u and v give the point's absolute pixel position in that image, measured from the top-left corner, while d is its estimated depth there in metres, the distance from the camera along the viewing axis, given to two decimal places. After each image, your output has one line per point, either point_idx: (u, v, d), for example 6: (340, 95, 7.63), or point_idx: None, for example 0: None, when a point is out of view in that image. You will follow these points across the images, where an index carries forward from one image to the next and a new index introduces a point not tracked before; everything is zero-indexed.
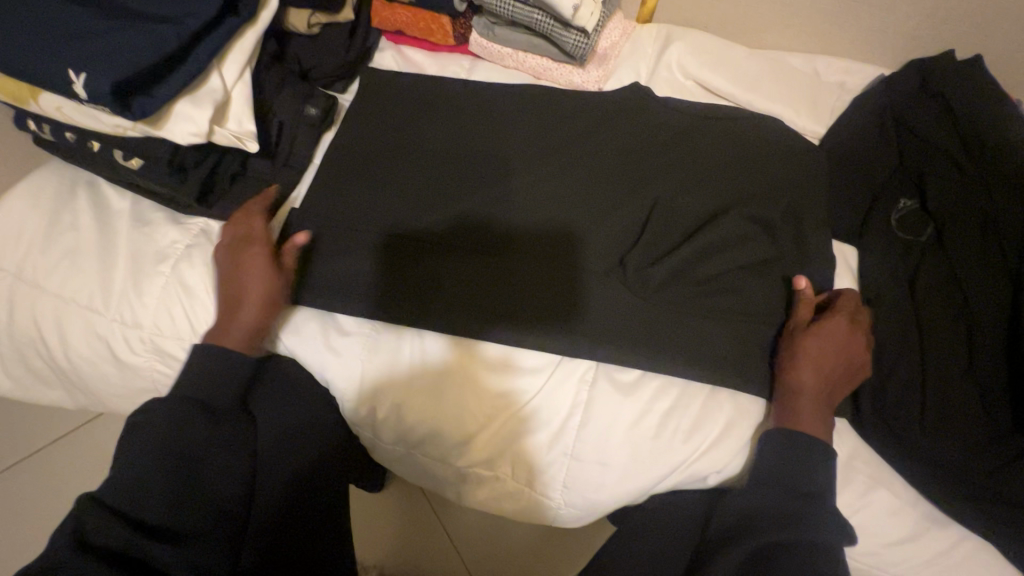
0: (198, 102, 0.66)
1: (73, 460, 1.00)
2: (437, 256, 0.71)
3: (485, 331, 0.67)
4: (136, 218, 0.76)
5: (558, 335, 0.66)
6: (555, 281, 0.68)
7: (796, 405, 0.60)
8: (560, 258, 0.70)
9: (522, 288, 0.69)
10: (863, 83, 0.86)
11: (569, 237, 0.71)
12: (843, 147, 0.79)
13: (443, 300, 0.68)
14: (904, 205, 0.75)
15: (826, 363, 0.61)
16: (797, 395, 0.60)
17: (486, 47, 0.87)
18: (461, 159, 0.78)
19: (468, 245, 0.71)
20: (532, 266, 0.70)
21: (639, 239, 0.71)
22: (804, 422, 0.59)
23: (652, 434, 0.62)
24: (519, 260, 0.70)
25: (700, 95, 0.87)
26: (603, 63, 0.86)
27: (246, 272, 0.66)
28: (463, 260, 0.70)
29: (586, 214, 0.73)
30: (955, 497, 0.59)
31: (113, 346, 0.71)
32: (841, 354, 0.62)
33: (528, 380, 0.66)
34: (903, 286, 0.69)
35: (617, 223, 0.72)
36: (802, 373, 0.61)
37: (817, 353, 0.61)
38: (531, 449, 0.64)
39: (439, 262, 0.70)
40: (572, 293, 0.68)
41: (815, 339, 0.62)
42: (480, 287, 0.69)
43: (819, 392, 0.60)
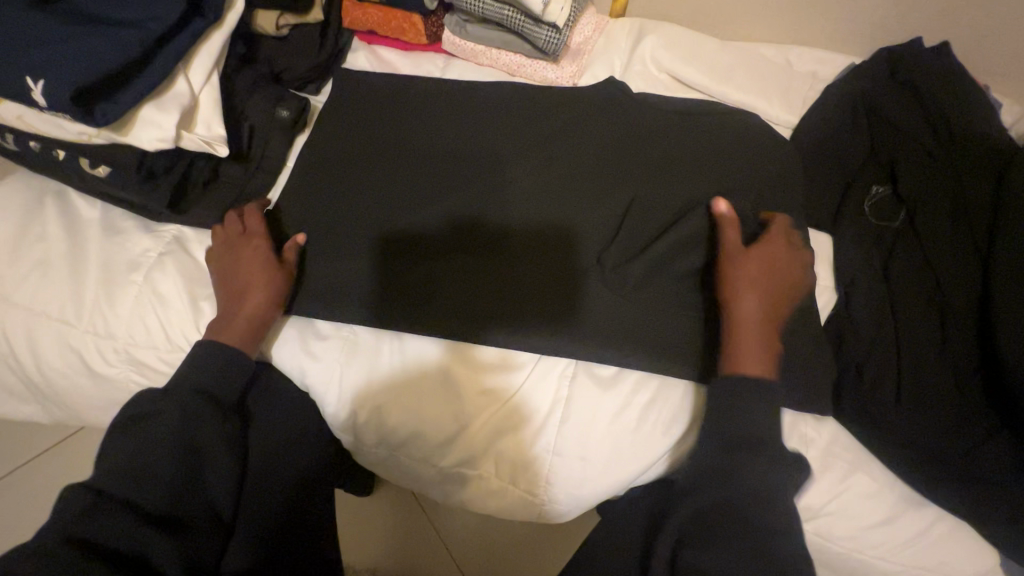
0: (164, 106, 0.65)
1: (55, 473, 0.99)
2: (420, 257, 0.71)
3: (466, 331, 0.66)
4: (107, 228, 0.74)
5: (552, 339, 0.65)
6: (540, 275, 0.69)
7: (741, 338, 0.60)
8: (538, 254, 0.70)
9: (501, 287, 0.68)
10: (834, 73, 0.87)
11: (555, 235, 0.71)
12: (815, 136, 0.80)
13: (430, 301, 0.68)
14: (878, 192, 0.75)
15: (767, 294, 0.62)
16: (742, 325, 0.61)
17: (460, 45, 0.86)
18: (438, 158, 0.78)
19: (446, 246, 0.71)
20: (512, 264, 0.70)
21: (615, 234, 0.71)
22: (751, 356, 0.59)
23: (633, 426, 0.63)
24: (501, 257, 0.70)
25: (674, 88, 0.87)
26: (577, 59, 0.86)
27: (245, 266, 0.66)
28: (447, 258, 0.70)
29: (563, 209, 0.73)
30: (933, 478, 0.60)
31: (86, 358, 0.70)
32: (778, 283, 0.63)
33: (512, 378, 0.65)
34: (877, 271, 0.70)
35: (598, 217, 0.73)
36: (747, 305, 0.61)
37: (757, 283, 0.62)
38: (514, 447, 0.64)
39: (424, 262, 0.70)
40: (558, 290, 0.68)
41: (753, 270, 0.63)
42: (460, 286, 0.69)
43: (764, 324, 0.61)
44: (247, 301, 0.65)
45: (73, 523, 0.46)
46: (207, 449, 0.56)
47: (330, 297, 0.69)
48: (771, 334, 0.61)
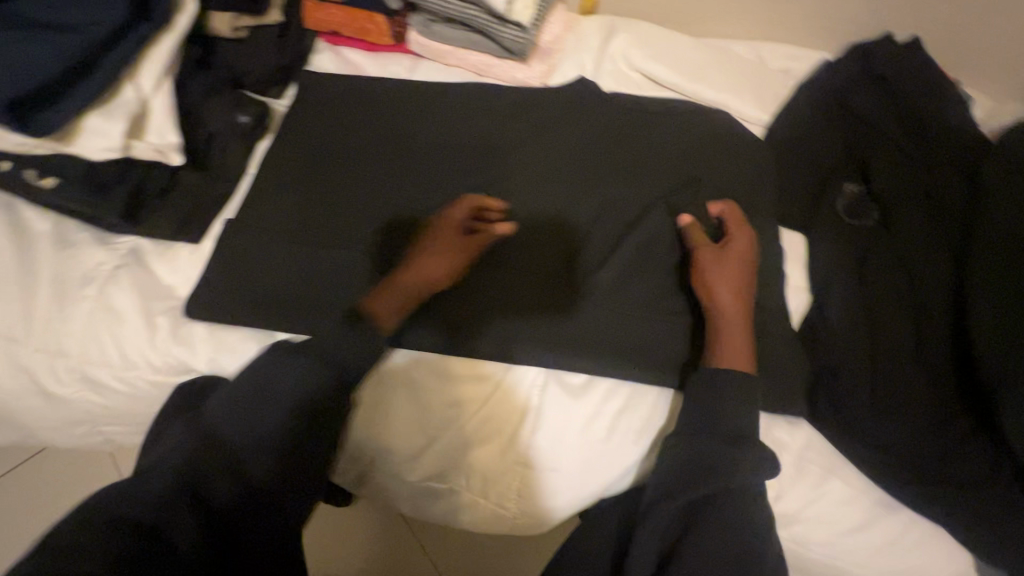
0: (110, 114, 0.63)
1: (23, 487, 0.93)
2: (403, 255, 0.69)
3: (455, 336, 0.64)
4: (58, 240, 0.71)
5: (537, 344, 0.64)
6: (526, 275, 0.67)
7: (722, 340, 0.60)
8: (518, 258, 0.68)
9: (470, 294, 0.66)
10: (807, 69, 0.86)
11: (540, 235, 0.70)
12: (788, 133, 0.79)
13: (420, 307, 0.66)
14: (852, 189, 0.74)
15: (729, 282, 0.62)
16: (721, 325, 0.61)
17: (426, 45, 0.84)
18: (405, 162, 0.76)
19: (428, 248, 0.69)
20: (482, 270, 0.68)
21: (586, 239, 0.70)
22: (731, 350, 0.60)
23: (604, 436, 0.61)
24: (469, 263, 0.68)
25: (647, 87, 0.85)
26: (546, 58, 0.84)
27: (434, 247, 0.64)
28: None
29: (533, 213, 0.71)
30: (910, 483, 0.59)
31: (37, 377, 0.67)
32: (743, 272, 0.64)
33: (481, 389, 0.63)
34: (853, 269, 0.69)
35: (585, 217, 0.71)
36: (719, 297, 0.62)
37: (727, 279, 0.63)
38: (484, 460, 0.62)
39: (408, 263, 0.68)
40: (545, 293, 0.66)
41: (722, 268, 0.63)
42: (429, 295, 0.67)
43: (737, 313, 0.61)
44: (434, 272, 0.62)
45: (113, 511, 0.45)
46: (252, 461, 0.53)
47: (293, 309, 0.67)
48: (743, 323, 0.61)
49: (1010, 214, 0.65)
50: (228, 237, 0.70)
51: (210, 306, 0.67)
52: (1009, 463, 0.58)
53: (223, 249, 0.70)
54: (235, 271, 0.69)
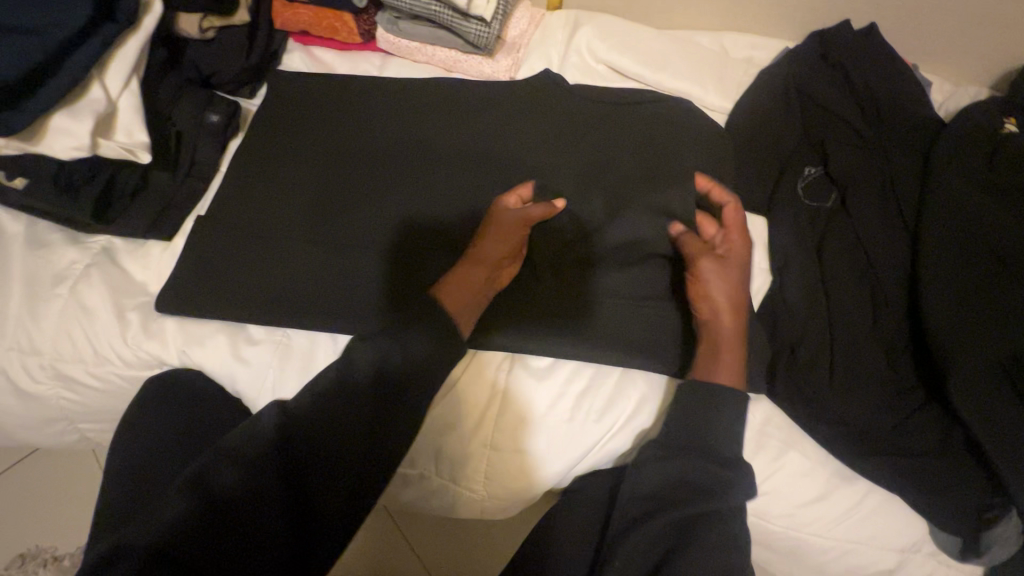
0: (77, 114, 0.64)
1: (44, 482, 0.94)
2: (428, 254, 0.70)
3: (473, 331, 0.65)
4: (31, 241, 0.72)
5: (526, 332, 0.65)
6: (547, 270, 0.69)
7: (715, 356, 0.60)
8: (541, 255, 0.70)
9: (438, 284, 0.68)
10: (769, 57, 0.88)
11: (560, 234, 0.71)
12: (751, 120, 0.80)
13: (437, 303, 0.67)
14: (808, 173, 0.76)
15: (730, 294, 0.62)
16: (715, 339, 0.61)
17: (394, 42, 0.85)
18: (376, 156, 0.77)
19: (450, 247, 0.71)
20: (450, 261, 0.70)
21: (549, 228, 0.71)
22: (722, 365, 0.60)
23: (568, 416, 0.62)
24: (446, 262, 0.70)
25: (612, 79, 0.87)
26: (512, 52, 0.85)
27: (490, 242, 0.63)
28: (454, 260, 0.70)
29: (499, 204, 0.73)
30: (864, 454, 0.60)
31: (12, 375, 0.68)
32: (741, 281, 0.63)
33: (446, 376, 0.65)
34: (810, 251, 0.71)
35: (606, 213, 0.72)
36: (718, 313, 0.62)
37: (724, 289, 0.62)
38: (451, 444, 0.63)
39: (430, 263, 0.69)
40: (566, 287, 0.67)
41: (721, 275, 0.63)
42: (397, 286, 0.68)
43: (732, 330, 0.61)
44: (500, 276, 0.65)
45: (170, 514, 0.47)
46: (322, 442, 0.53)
47: (261, 302, 0.68)
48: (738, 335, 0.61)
49: (954, 193, 0.68)
50: (199, 234, 0.72)
51: (176, 300, 0.68)
52: (959, 430, 0.59)
53: (193, 244, 0.71)
54: (205, 265, 0.70)
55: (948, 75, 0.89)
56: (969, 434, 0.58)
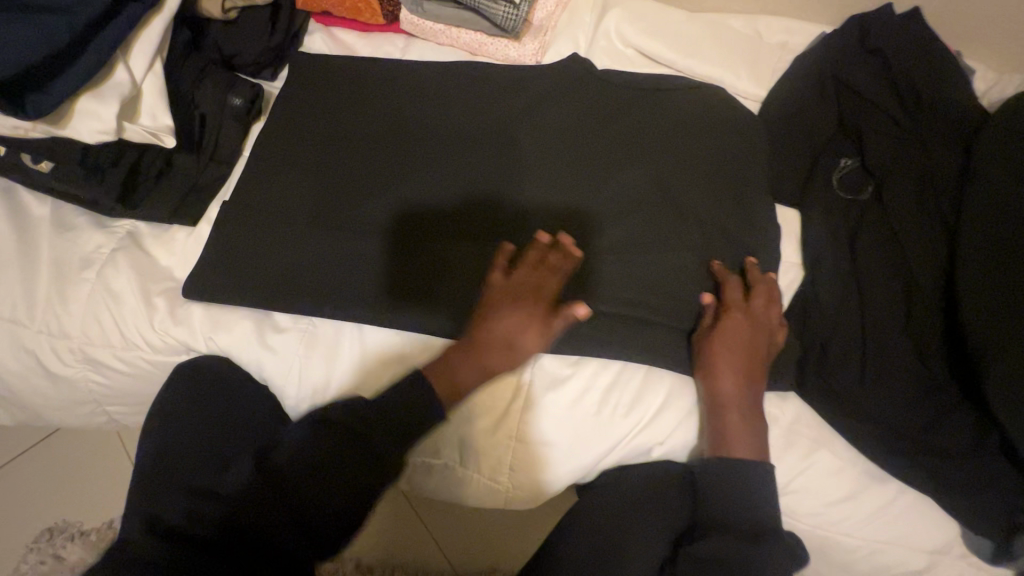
0: (103, 97, 0.63)
1: (72, 462, 0.96)
2: (443, 243, 0.69)
3: None
4: (58, 224, 0.73)
5: None
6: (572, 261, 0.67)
7: (731, 429, 0.58)
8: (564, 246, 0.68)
9: (455, 265, 0.68)
10: (804, 43, 0.85)
11: (583, 226, 0.69)
12: (784, 108, 0.78)
13: (455, 296, 0.67)
14: (845, 165, 0.74)
15: (746, 366, 0.60)
16: (727, 409, 0.59)
17: (418, 24, 0.83)
18: (400, 142, 0.76)
19: (468, 237, 0.69)
20: (470, 243, 0.69)
21: (570, 211, 0.70)
22: (743, 441, 0.58)
23: (594, 412, 0.62)
24: (466, 254, 0.68)
25: (641, 64, 0.84)
26: (539, 35, 0.83)
27: (524, 331, 0.61)
28: (474, 252, 0.68)
29: (522, 188, 0.72)
30: (897, 454, 0.60)
31: (40, 358, 0.69)
32: (752, 345, 0.62)
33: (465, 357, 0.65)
34: (844, 246, 0.69)
35: (630, 206, 0.71)
36: (721, 375, 0.60)
37: (736, 363, 0.60)
38: (475, 434, 0.64)
39: (450, 253, 0.68)
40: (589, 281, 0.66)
41: (731, 351, 0.61)
42: (417, 268, 0.68)
43: (739, 398, 0.59)
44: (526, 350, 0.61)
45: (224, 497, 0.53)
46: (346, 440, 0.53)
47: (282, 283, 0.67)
48: (753, 403, 0.60)
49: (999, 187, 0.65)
50: (223, 218, 0.71)
51: (202, 287, 0.68)
52: (994, 433, 0.58)
53: (218, 230, 0.70)
54: (229, 250, 0.69)
55: (992, 62, 0.86)
56: (1006, 437, 0.57)
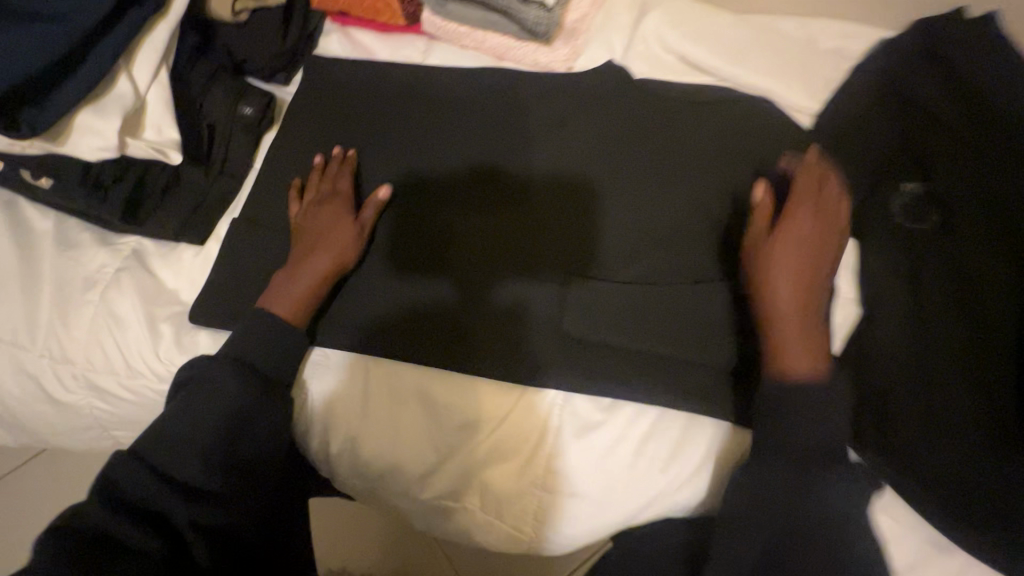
0: (103, 111, 0.59)
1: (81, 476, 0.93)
2: (463, 270, 0.64)
3: (521, 367, 0.60)
4: (61, 240, 0.69)
5: (575, 367, 0.59)
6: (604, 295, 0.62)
7: (785, 356, 0.55)
8: (596, 277, 0.63)
9: (462, 242, 0.65)
10: (861, 50, 0.78)
11: (617, 254, 0.64)
12: (838, 124, 0.71)
13: (475, 330, 0.62)
14: (906, 190, 0.67)
15: (802, 263, 0.58)
16: (783, 314, 0.56)
17: (440, 25, 0.77)
18: (418, 156, 0.70)
19: (489, 263, 0.64)
20: (476, 216, 0.66)
21: (579, 184, 0.67)
22: (798, 355, 0.55)
23: (629, 463, 0.57)
24: (487, 283, 0.63)
25: (682, 71, 0.77)
26: (571, 40, 0.76)
27: (331, 237, 0.63)
28: (496, 280, 0.63)
29: (529, 163, 0.69)
30: (963, 519, 0.54)
31: (42, 383, 0.66)
32: (812, 242, 0.59)
33: (479, 332, 0.61)
34: (905, 281, 0.63)
35: (669, 232, 0.65)
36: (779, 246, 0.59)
37: (791, 273, 0.57)
38: (499, 481, 0.59)
39: (470, 282, 0.63)
40: (624, 317, 0.61)
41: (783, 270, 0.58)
42: (419, 265, 0.65)
43: (799, 305, 0.56)
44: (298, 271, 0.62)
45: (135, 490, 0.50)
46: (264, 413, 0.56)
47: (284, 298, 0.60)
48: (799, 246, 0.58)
49: None
50: (234, 239, 0.67)
51: (210, 313, 0.64)
52: None
53: (228, 251, 0.66)
54: (240, 274, 0.65)
55: None
56: None
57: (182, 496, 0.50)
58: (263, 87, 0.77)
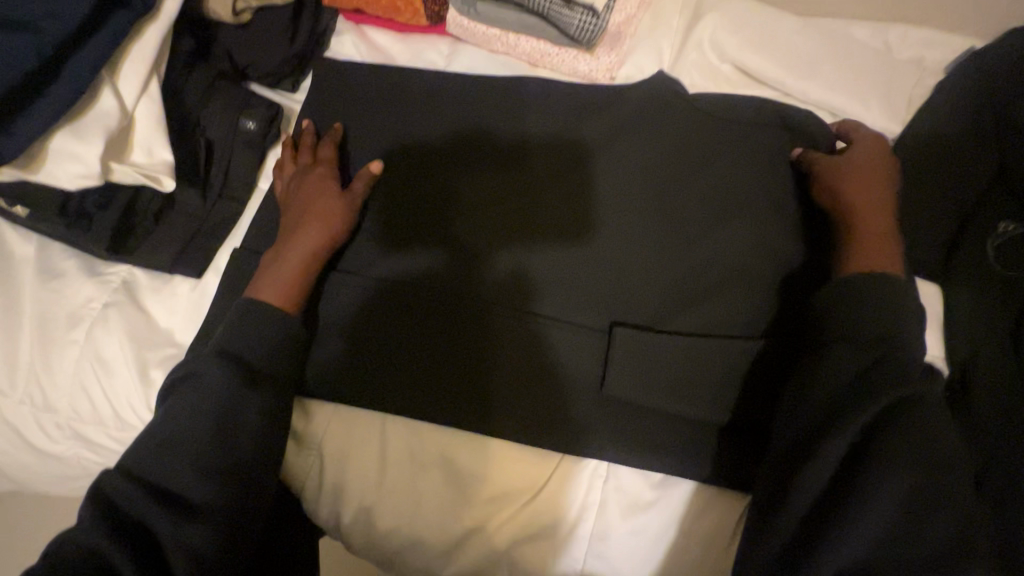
0: (84, 132, 0.51)
1: None
2: (483, 321, 0.56)
3: (552, 437, 0.53)
4: (41, 270, 0.61)
5: (618, 438, 0.53)
6: (655, 356, 0.54)
7: (862, 248, 0.52)
8: (645, 334, 0.55)
9: (457, 215, 0.59)
10: (946, 61, 0.68)
11: (668, 303, 0.56)
12: (927, 147, 0.62)
13: (497, 394, 0.55)
14: (1001, 231, 0.59)
15: (876, 191, 0.54)
16: (860, 229, 0.53)
17: (467, 28, 0.68)
18: (438, 178, 0.61)
19: (514, 314, 0.56)
20: (490, 242, 0.58)
21: (584, 151, 0.61)
22: (873, 255, 0.51)
23: (683, 550, 0.51)
24: (511, 338, 0.56)
25: (740, 83, 0.68)
26: (616, 46, 0.67)
27: (316, 216, 0.56)
28: (521, 334, 0.56)
29: (531, 130, 0.63)
30: None
31: (24, 432, 0.59)
32: (874, 171, 0.56)
33: (483, 317, 0.56)
34: (1000, 336, 0.55)
35: (733, 279, 0.57)
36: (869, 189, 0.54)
37: (869, 198, 0.54)
38: (533, 562, 0.52)
39: (492, 337, 0.56)
40: (681, 382, 0.53)
41: (861, 205, 0.54)
42: (430, 310, 0.57)
43: (876, 212, 0.53)
44: (283, 256, 0.54)
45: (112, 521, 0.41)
46: (245, 415, 0.47)
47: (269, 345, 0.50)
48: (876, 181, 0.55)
49: None
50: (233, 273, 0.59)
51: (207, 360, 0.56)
52: None
53: (226, 288, 0.58)
54: None
55: None
56: None
57: (175, 518, 0.42)
58: (267, 94, 0.68)
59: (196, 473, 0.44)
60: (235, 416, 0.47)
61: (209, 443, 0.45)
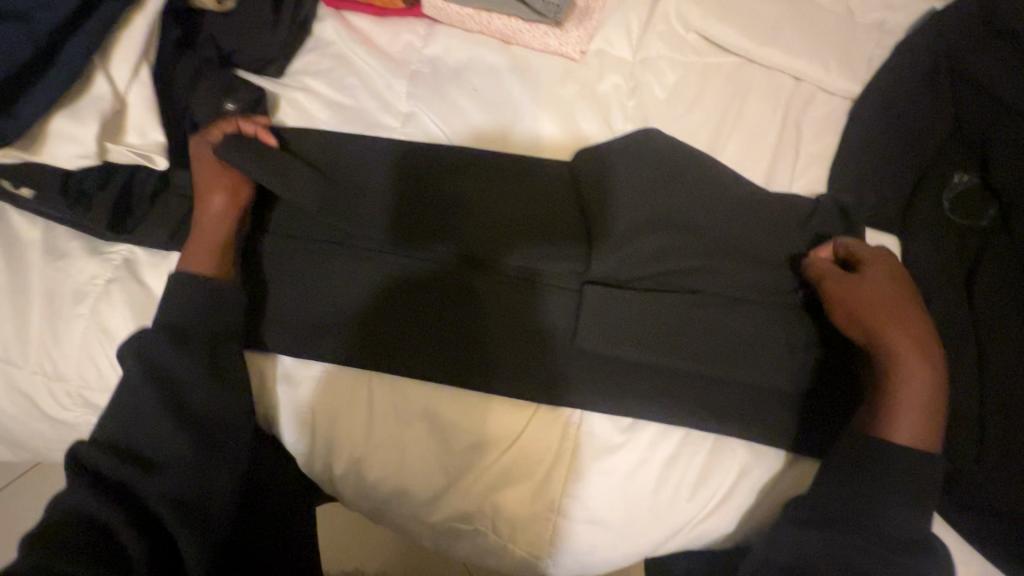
0: (80, 115, 0.57)
1: None
2: (481, 300, 0.59)
3: (542, 395, 0.57)
4: (47, 251, 0.65)
5: (602, 392, 0.56)
6: (642, 319, 0.57)
7: (898, 410, 0.50)
8: (630, 301, 0.57)
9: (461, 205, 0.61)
10: (908, 22, 0.70)
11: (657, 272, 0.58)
12: (886, 105, 0.64)
13: (492, 364, 0.58)
14: (959, 181, 0.62)
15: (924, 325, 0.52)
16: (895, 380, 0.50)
17: (443, 8, 0.70)
18: (448, 175, 0.62)
19: (512, 297, 0.59)
20: (491, 225, 0.61)
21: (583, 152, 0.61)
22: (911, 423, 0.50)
23: (652, 487, 0.55)
24: (505, 316, 0.59)
25: (705, 53, 0.71)
26: (584, 21, 0.70)
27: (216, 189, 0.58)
28: (515, 310, 0.59)
29: None
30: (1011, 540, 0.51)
31: (39, 402, 0.63)
32: (896, 299, 0.53)
33: (483, 293, 0.59)
34: (959, 290, 0.58)
35: (714, 247, 0.58)
36: (897, 336, 0.51)
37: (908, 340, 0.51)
38: (515, 503, 0.55)
39: (489, 315, 0.59)
40: (654, 334, 0.57)
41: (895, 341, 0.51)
42: (434, 292, 0.59)
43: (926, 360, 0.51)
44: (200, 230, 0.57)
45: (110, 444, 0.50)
46: (212, 347, 0.54)
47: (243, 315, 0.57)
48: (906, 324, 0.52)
49: None
50: None
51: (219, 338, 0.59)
52: None
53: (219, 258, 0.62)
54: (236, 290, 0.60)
55: None
56: None
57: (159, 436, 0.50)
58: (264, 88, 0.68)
59: (180, 400, 0.52)
60: (205, 349, 0.54)
61: (187, 375, 0.52)
